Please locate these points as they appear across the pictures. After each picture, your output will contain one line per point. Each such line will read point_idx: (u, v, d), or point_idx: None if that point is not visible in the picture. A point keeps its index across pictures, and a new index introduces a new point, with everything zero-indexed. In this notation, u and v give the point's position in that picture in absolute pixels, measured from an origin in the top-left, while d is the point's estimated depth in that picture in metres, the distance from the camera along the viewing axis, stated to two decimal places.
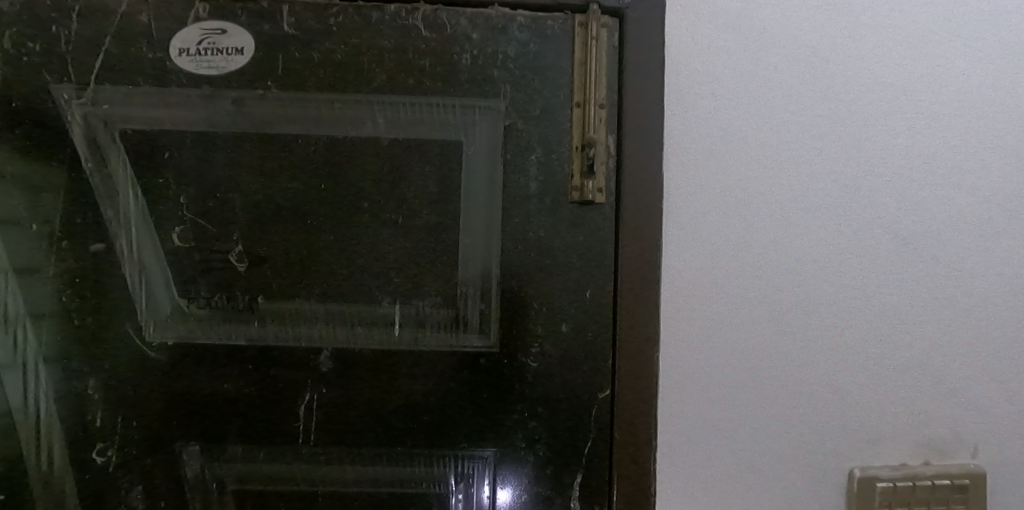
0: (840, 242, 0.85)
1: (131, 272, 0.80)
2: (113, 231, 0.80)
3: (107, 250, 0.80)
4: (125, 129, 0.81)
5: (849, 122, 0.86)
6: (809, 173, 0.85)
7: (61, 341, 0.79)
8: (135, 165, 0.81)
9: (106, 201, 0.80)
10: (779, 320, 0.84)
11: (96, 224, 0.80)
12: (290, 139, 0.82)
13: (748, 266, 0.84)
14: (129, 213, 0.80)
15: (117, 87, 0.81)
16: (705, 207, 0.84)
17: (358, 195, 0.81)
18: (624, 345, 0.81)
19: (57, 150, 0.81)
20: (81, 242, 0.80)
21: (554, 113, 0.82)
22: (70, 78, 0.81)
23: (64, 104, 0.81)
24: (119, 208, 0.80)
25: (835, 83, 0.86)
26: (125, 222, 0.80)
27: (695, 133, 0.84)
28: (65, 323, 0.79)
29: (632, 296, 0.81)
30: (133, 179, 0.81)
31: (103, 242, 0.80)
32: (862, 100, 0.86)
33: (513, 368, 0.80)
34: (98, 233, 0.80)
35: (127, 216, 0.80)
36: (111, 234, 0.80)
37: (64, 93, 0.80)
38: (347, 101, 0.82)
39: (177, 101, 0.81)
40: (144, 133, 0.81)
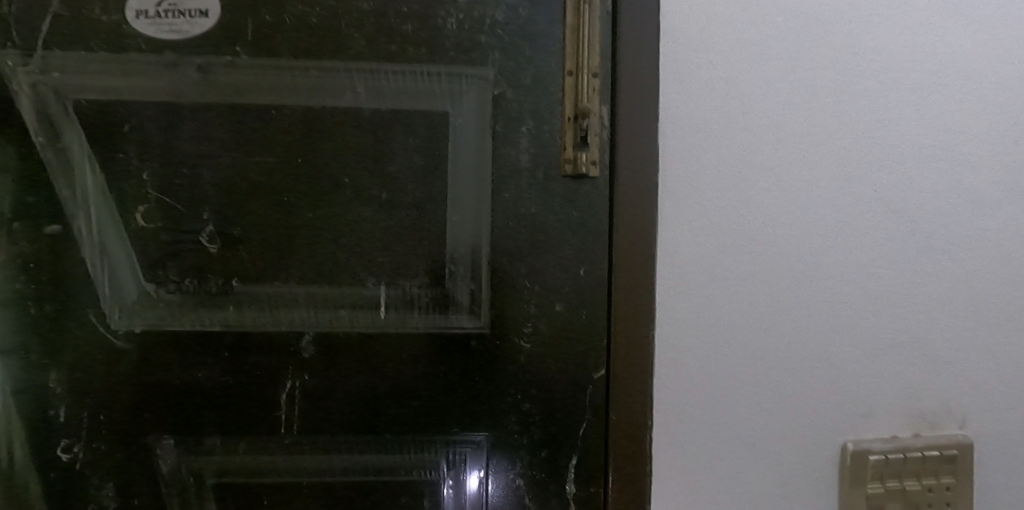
0: (835, 215, 0.83)
1: (91, 255, 0.74)
2: (70, 210, 0.74)
3: (64, 231, 0.74)
4: (79, 100, 0.74)
5: (846, 91, 0.84)
6: (806, 145, 0.83)
7: (17, 331, 0.73)
8: (91, 139, 0.74)
9: (61, 179, 0.74)
10: (775, 296, 0.82)
11: (51, 204, 0.74)
12: (263, 110, 0.76)
13: (744, 240, 0.82)
14: (87, 191, 0.74)
15: (68, 53, 0.74)
16: (702, 179, 0.81)
17: (338, 170, 0.76)
18: (619, 324, 0.78)
19: (4, 123, 0.74)
20: (34, 223, 0.74)
21: (546, 81, 0.78)
22: (15, 43, 0.73)
23: (10, 72, 0.73)
24: (76, 186, 0.74)
25: (833, 51, 0.84)
26: (82, 201, 0.74)
27: (692, 102, 0.80)
28: (20, 311, 0.73)
29: (628, 273, 0.78)
30: (90, 153, 0.74)
31: (59, 223, 0.74)
32: (859, 68, 0.84)
33: (505, 349, 0.77)
34: (54, 213, 0.74)
35: (85, 194, 0.74)
36: (68, 215, 0.74)
37: (9, 60, 0.73)
38: (324, 69, 0.76)
39: (136, 68, 0.75)
40: (100, 104, 0.74)
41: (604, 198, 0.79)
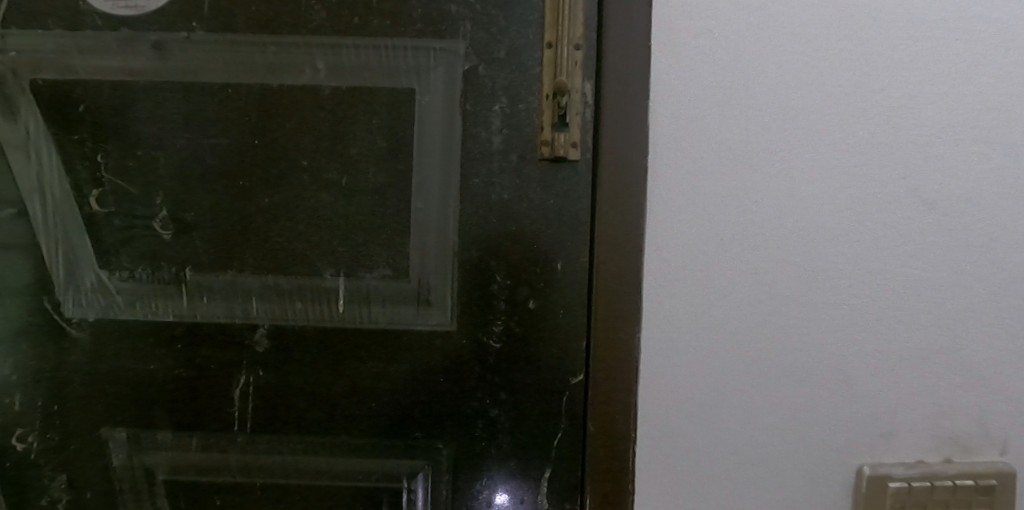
0: (857, 205, 0.73)
1: (48, 239, 0.72)
2: (26, 194, 0.72)
3: (21, 216, 0.72)
4: (35, 80, 0.71)
5: (877, 62, 0.72)
6: (825, 125, 0.72)
7: None
8: (47, 120, 0.71)
9: (18, 161, 0.72)
10: (782, 297, 0.73)
11: (8, 187, 0.72)
12: (219, 88, 0.71)
13: (747, 233, 0.72)
14: (44, 173, 0.72)
15: (25, 31, 0.71)
16: (698, 165, 0.72)
17: (296, 152, 0.71)
18: (599, 325, 0.70)
19: None
20: None
21: (522, 55, 0.71)
22: None
23: None
24: (32, 169, 0.72)
25: (864, 15, 0.71)
26: (40, 184, 0.72)
27: (689, 76, 0.71)
28: None
29: (610, 268, 0.70)
30: (47, 134, 0.71)
31: (16, 207, 0.72)
32: (896, 36, 0.72)
33: (473, 350, 0.71)
34: (11, 197, 0.72)
35: (42, 177, 0.72)
36: (24, 199, 0.72)
37: None
38: (283, 44, 0.71)
39: (91, 46, 0.71)
40: (56, 83, 0.71)
41: (585, 184, 0.71)
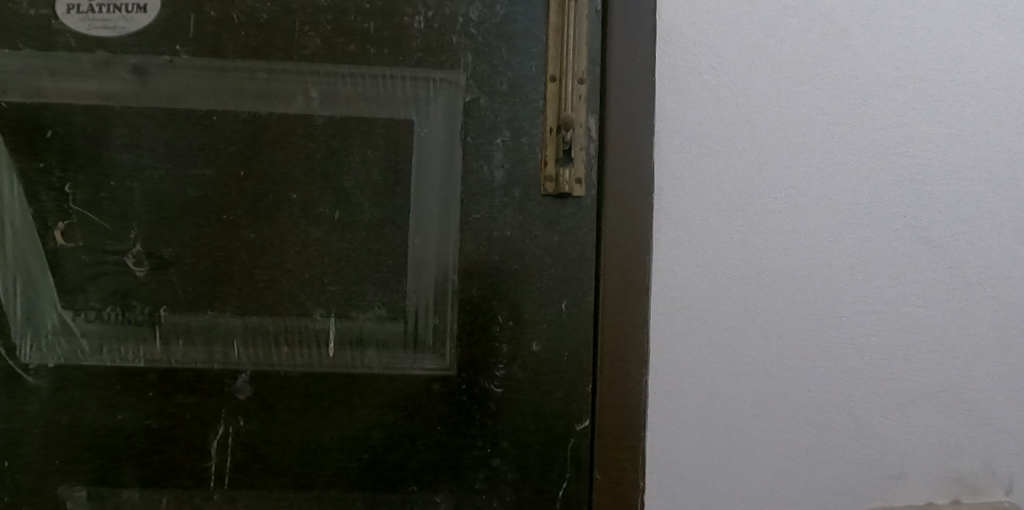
0: (859, 244, 0.72)
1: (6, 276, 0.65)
2: None
3: None
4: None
5: (874, 104, 0.73)
6: (826, 163, 0.72)
7: None
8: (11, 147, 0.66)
9: None
10: (788, 337, 0.71)
11: None
12: (203, 115, 0.67)
13: (753, 273, 0.71)
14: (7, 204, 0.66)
15: None
16: (703, 202, 0.71)
17: (285, 184, 0.67)
18: (605, 367, 0.67)
19: None
20: None
21: (525, 88, 0.69)
22: None
23: None
24: None
25: (859, 59, 0.73)
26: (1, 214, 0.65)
27: (692, 113, 0.71)
28: None
29: (617, 308, 0.68)
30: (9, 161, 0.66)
31: None
32: (891, 79, 0.73)
33: (473, 395, 0.67)
34: None
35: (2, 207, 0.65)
36: None
37: None
38: (273, 71, 0.67)
39: (64, 69, 0.66)
40: (22, 107, 0.66)
41: (591, 221, 0.69)
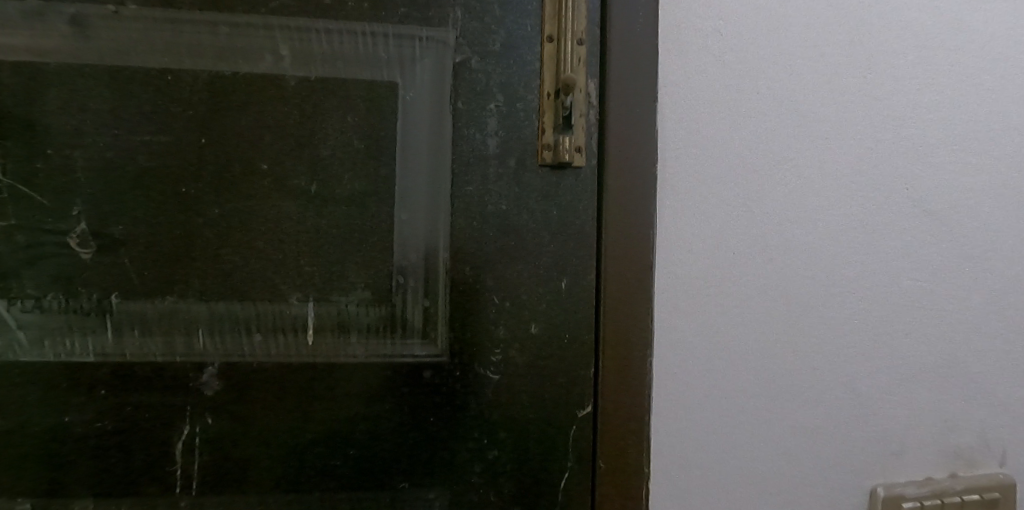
0: (862, 216, 0.70)
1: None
2: None
3: None
4: None
5: (877, 71, 0.70)
6: (829, 133, 0.69)
7: None
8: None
9: None
10: (792, 315, 0.68)
11: None
12: (155, 75, 0.59)
13: (758, 248, 0.67)
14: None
15: None
16: (706, 174, 0.66)
17: (254, 154, 0.59)
18: (608, 350, 0.63)
19: None
20: None
21: (520, 48, 0.63)
22: None
23: None
24: None
25: (864, 23, 0.70)
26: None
27: (696, 79, 0.66)
28: None
29: (620, 287, 0.63)
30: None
31: None
32: (894, 46, 0.70)
33: (467, 383, 0.62)
34: None
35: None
36: None
37: None
38: (237, 25, 0.60)
39: None
40: None
41: (591, 194, 0.64)
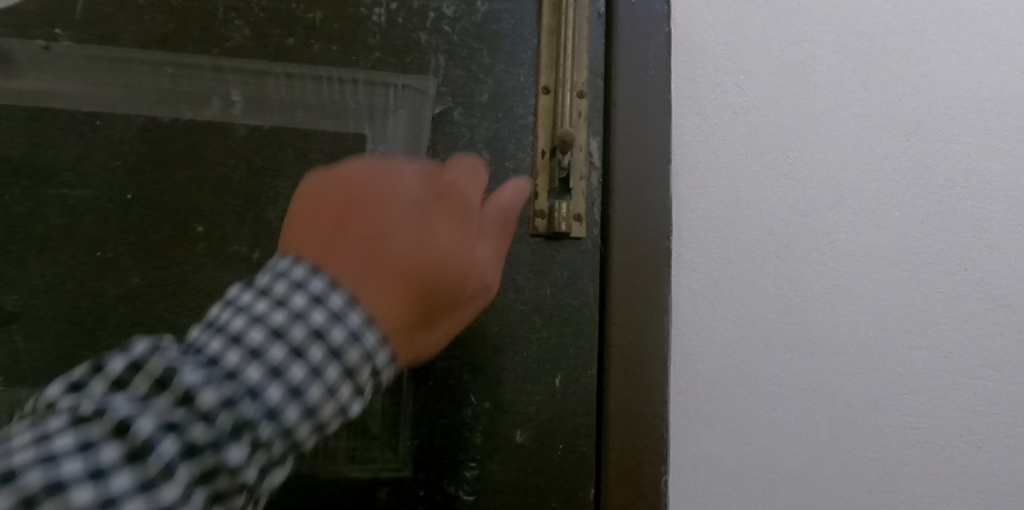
0: (933, 304, 0.56)
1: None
2: None
3: None
4: None
5: (948, 133, 0.58)
6: (887, 201, 0.57)
7: None
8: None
9: None
10: (850, 429, 0.54)
11: None
12: (82, 118, 0.50)
13: (800, 341, 0.54)
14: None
15: None
16: (732, 249, 0.55)
17: (188, 213, 0.49)
18: (613, 465, 0.50)
19: None
20: None
21: (512, 101, 0.54)
22: None
23: None
24: None
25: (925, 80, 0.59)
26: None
27: (718, 138, 0.56)
28: None
29: (628, 385, 0.51)
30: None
31: None
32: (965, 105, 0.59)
33: (432, 507, 0.49)
34: None
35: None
36: None
37: None
38: (184, 66, 0.52)
39: None
40: None
41: (594, 271, 0.53)
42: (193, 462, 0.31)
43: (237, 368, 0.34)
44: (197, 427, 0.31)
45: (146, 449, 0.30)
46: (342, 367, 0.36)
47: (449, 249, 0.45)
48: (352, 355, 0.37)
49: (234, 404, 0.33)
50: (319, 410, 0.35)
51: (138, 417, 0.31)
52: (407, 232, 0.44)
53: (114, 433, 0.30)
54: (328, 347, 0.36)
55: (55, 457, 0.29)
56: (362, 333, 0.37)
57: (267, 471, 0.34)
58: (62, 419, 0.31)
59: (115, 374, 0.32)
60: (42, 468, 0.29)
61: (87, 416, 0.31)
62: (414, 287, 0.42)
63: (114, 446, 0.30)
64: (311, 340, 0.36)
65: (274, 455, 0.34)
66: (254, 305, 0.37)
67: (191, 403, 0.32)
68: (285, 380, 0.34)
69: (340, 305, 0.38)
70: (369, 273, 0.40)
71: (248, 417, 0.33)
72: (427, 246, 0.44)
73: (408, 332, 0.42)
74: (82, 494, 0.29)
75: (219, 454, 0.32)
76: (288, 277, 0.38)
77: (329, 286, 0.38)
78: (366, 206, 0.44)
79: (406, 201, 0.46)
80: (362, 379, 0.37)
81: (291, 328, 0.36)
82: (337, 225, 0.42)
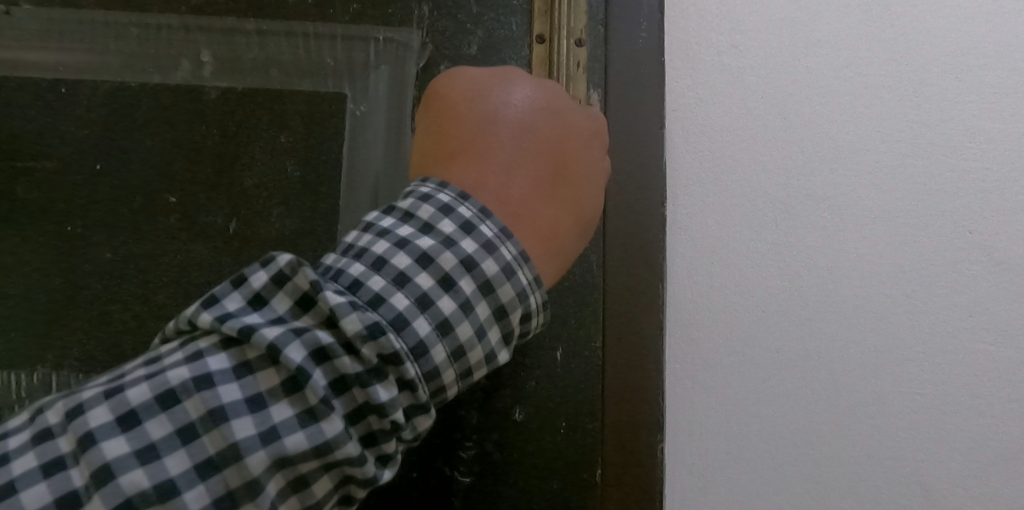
0: (989, 267, 0.46)
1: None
2: None
3: None
4: None
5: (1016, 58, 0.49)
6: (931, 147, 0.47)
7: None
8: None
9: None
10: (895, 415, 0.45)
11: None
12: (46, 85, 0.47)
13: (831, 314, 0.45)
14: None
15: None
16: (734, 207, 0.46)
17: (160, 183, 0.46)
18: (610, 441, 0.47)
19: None
20: None
21: (503, 51, 0.50)
22: None
23: None
24: None
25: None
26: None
27: (726, 84, 0.48)
28: None
29: (625, 354, 0.47)
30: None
31: None
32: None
33: (428, 489, 0.45)
34: None
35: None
36: None
37: None
38: (151, 26, 0.48)
39: None
40: None
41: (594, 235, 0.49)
42: (344, 394, 0.31)
43: (389, 293, 0.33)
44: (350, 357, 0.31)
45: (300, 379, 0.30)
46: (496, 303, 0.36)
47: (589, 182, 0.43)
48: (503, 291, 0.36)
49: (386, 326, 0.32)
50: (469, 353, 0.35)
51: (287, 347, 0.30)
52: (545, 139, 0.42)
53: (208, 417, 0.29)
54: (477, 279, 0.35)
55: (207, 377, 0.30)
56: (515, 270, 0.36)
57: (412, 415, 0.33)
58: (210, 339, 0.31)
59: (257, 288, 0.32)
60: (198, 385, 0.30)
61: (232, 335, 0.31)
62: (562, 208, 0.41)
63: (264, 373, 0.31)
64: (462, 271, 0.35)
65: (422, 398, 0.33)
66: (406, 225, 0.36)
67: (336, 328, 0.32)
68: (434, 312, 0.34)
69: (492, 237, 0.37)
70: (527, 191, 0.40)
71: (405, 354, 0.32)
72: (552, 163, 0.42)
73: (571, 252, 0.42)
74: (241, 424, 0.30)
75: (367, 390, 0.31)
76: (439, 200, 0.37)
77: (480, 214, 0.37)
78: (476, 136, 0.41)
79: (516, 120, 0.42)
80: (517, 317, 0.36)
81: (441, 253, 0.35)
82: (483, 146, 0.40)
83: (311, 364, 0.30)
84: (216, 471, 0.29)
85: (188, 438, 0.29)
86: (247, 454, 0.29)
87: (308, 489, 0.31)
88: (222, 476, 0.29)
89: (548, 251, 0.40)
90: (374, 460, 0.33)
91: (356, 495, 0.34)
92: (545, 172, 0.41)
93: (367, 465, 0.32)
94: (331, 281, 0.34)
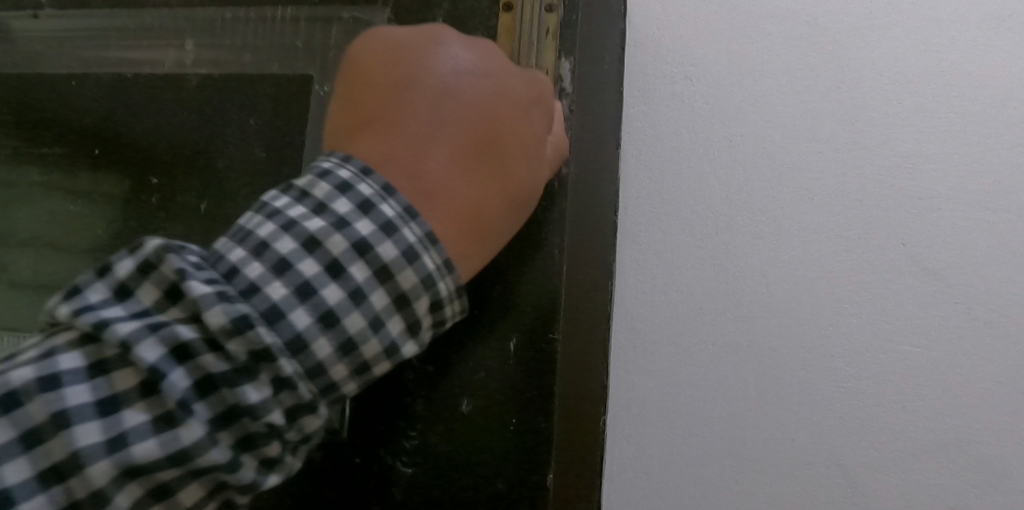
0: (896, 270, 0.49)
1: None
2: None
3: None
4: None
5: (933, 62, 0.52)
6: (865, 162, 0.51)
7: None
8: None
9: None
10: (826, 406, 0.48)
11: None
12: (58, 77, 0.52)
13: (767, 314, 0.50)
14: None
15: None
16: (681, 214, 0.52)
17: (143, 165, 0.49)
18: (557, 429, 0.43)
19: None
20: None
21: (470, 21, 0.47)
22: None
23: None
24: None
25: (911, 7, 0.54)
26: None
27: (682, 106, 0.54)
28: None
29: (572, 339, 0.45)
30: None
31: None
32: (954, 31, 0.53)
33: (371, 478, 0.44)
34: None
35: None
36: None
37: None
38: (150, 21, 0.53)
39: None
40: None
41: (548, 217, 0.46)
42: (209, 395, 0.29)
43: (265, 282, 0.31)
44: (213, 354, 0.29)
45: (153, 379, 0.28)
46: (397, 290, 0.33)
47: (528, 160, 0.40)
48: (405, 278, 0.33)
49: (256, 319, 0.30)
50: (363, 346, 0.32)
51: (140, 344, 0.28)
52: (471, 110, 0.39)
53: (52, 421, 0.27)
54: (373, 264, 0.33)
55: (55, 378, 0.28)
56: (419, 254, 0.34)
57: (295, 415, 0.31)
58: (66, 336, 0.29)
59: (122, 280, 0.30)
60: (44, 387, 0.28)
61: (86, 332, 0.29)
62: (487, 184, 0.38)
63: (120, 373, 0.29)
64: (354, 257, 0.32)
65: (305, 397, 0.31)
66: (299, 206, 0.34)
67: (200, 323, 0.29)
68: (317, 301, 0.32)
69: (393, 216, 0.34)
70: (446, 166, 0.37)
71: (280, 350, 0.30)
72: (479, 135, 0.39)
73: (506, 232, 0.39)
74: (87, 429, 0.28)
75: (234, 391, 0.29)
76: (339, 176, 0.34)
77: (382, 192, 0.34)
78: (393, 109, 0.38)
79: (438, 91, 0.39)
80: (423, 306, 0.34)
81: (331, 236, 0.33)
82: (398, 119, 0.38)
83: (165, 365, 0.28)
84: (59, 481, 0.27)
85: (30, 444, 0.27)
86: (90, 461, 0.27)
87: (174, 495, 0.30)
88: (67, 485, 0.27)
89: (468, 228, 0.37)
90: (254, 465, 0.31)
91: (240, 502, 0.32)
92: (469, 145, 0.38)
93: (242, 472, 0.30)
94: (207, 269, 0.31)
